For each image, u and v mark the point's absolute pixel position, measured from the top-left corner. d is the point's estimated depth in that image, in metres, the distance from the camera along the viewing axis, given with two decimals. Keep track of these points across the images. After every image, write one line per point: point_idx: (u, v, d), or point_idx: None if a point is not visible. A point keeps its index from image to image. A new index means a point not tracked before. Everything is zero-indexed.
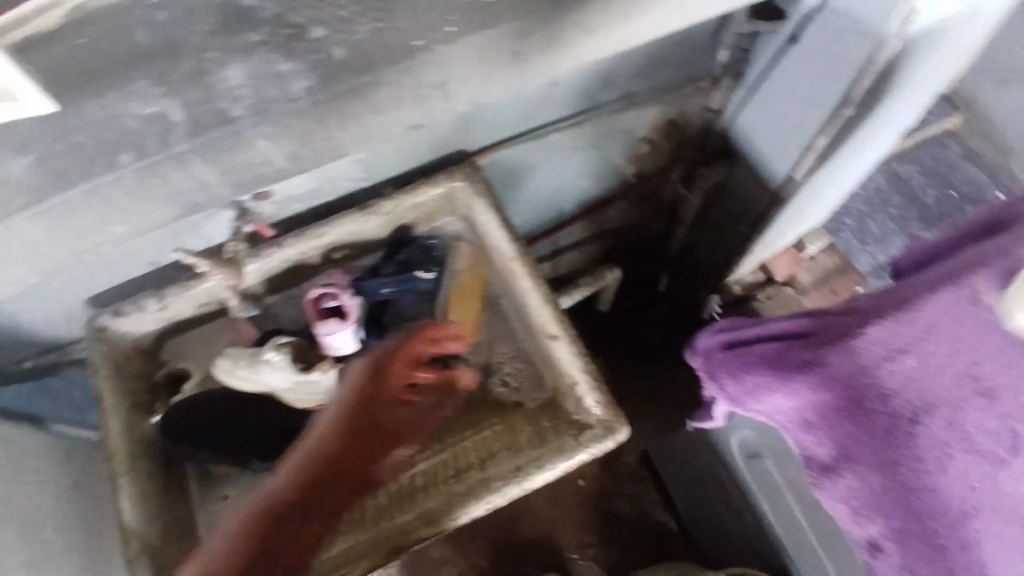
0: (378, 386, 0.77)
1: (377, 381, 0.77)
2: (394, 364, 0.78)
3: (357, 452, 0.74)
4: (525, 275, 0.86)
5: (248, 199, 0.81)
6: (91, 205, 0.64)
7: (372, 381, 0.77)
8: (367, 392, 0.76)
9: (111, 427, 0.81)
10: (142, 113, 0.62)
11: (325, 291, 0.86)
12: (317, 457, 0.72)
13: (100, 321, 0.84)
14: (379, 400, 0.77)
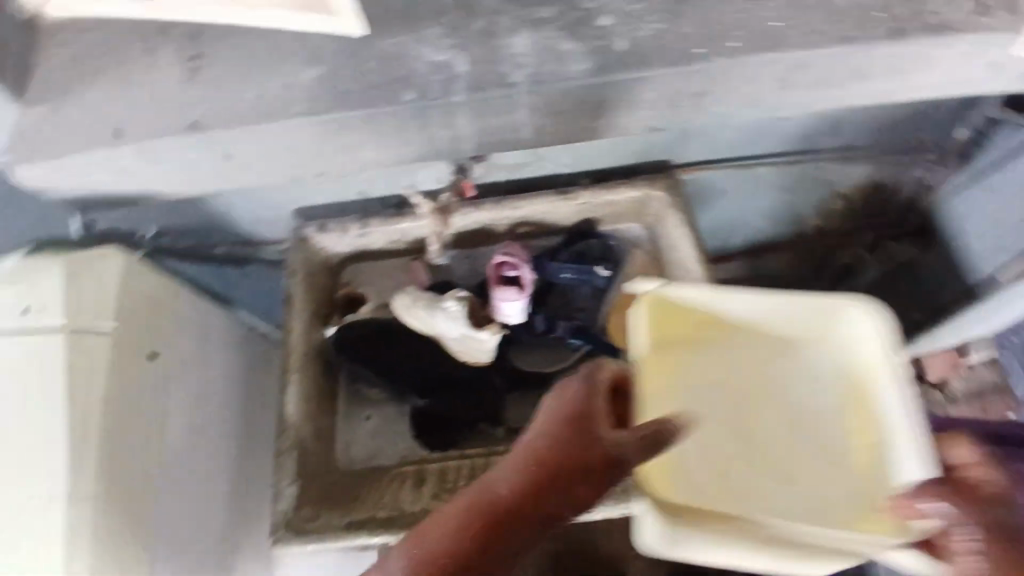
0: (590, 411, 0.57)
1: (593, 404, 0.58)
2: (602, 392, 0.59)
3: (573, 483, 0.55)
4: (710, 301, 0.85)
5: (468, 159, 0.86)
6: (354, 128, 0.68)
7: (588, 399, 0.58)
8: (583, 414, 0.57)
9: (294, 327, 0.87)
10: (430, 58, 0.66)
11: (509, 259, 0.89)
12: (521, 477, 0.55)
13: (306, 233, 0.92)
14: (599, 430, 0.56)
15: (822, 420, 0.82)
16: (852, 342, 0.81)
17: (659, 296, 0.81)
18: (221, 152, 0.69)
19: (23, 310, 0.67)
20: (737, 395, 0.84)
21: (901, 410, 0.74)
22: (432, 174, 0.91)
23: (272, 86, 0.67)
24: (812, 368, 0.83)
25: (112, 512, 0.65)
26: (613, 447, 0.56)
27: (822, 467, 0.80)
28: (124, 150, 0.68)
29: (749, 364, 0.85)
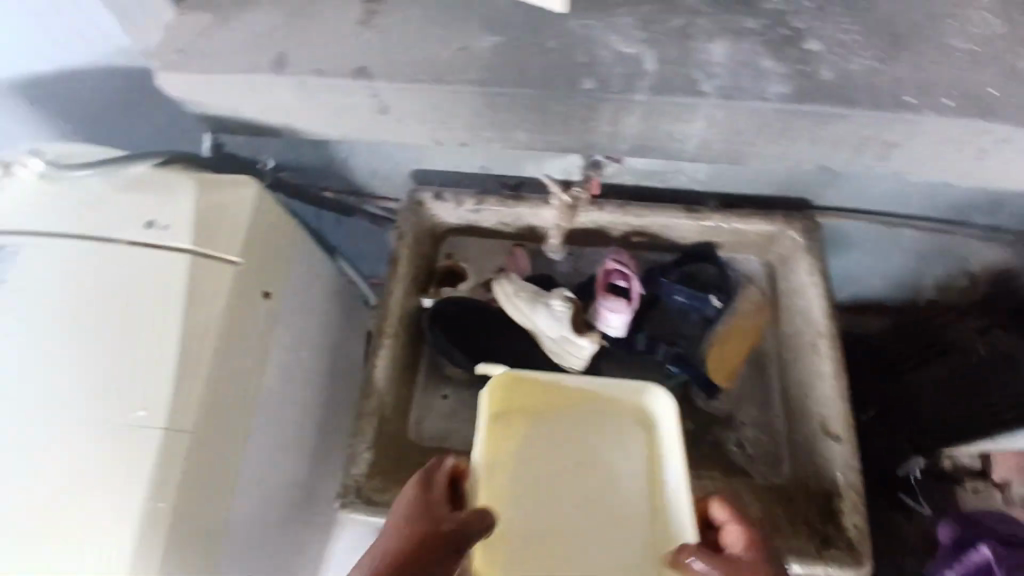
0: (431, 506, 0.58)
1: (432, 495, 0.59)
2: (439, 486, 0.60)
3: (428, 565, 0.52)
4: (831, 363, 0.80)
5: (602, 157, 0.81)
6: (522, 106, 0.65)
7: (427, 511, 0.57)
8: (424, 505, 0.58)
9: (396, 290, 0.86)
10: (619, 49, 0.63)
11: (622, 269, 0.85)
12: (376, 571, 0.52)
13: (420, 198, 0.89)
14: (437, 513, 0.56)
15: (589, 464, 0.71)
16: (655, 415, 0.72)
17: (506, 374, 0.70)
18: (377, 103, 0.67)
19: (152, 223, 0.64)
20: (543, 469, 0.71)
21: (678, 494, 0.65)
22: (557, 163, 0.86)
23: (448, 47, 0.65)
24: (614, 439, 0.73)
25: (203, 451, 0.59)
26: (447, 525, 0.54)
27: (597, 554, 0.67)
28: (284, 82, 0.66)
29: (575, 446, 0.72)
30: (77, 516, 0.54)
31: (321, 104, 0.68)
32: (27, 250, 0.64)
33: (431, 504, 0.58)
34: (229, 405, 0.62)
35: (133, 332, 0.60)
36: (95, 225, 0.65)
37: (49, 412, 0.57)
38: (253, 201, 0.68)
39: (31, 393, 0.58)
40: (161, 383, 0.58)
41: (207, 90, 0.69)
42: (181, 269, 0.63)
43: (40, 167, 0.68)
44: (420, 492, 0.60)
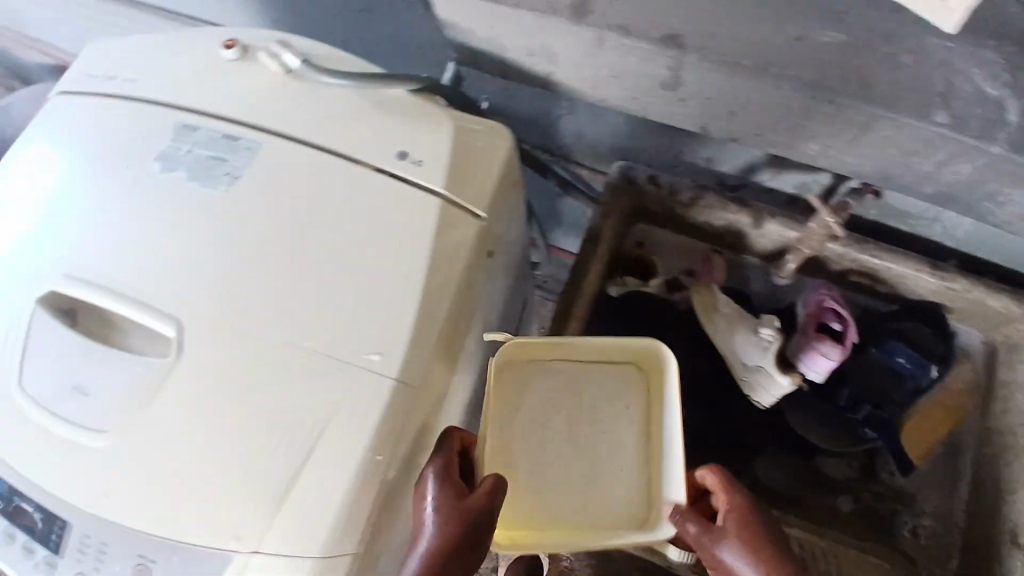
0: (457, 494, 0.57)
1: (450, 483, 0.57)
2: (451, 461, 0.59)
3: (475, 546, 0.57)
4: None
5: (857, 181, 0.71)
6: (843, 121, 0.56)
7: (456, 498, 0.57)
8: (449, 503, 0.56)
9: (591, 272, 0.79)
10: (982, 86, 0.54)
11: (836, 308, 0.76)
12: (425, 549, 0.56)
13: (634, 176, 0.80)
14: (457, 499, 0.56)
15: (588, 416, 0.67)
16: (663, 378, 0.67)
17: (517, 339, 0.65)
18: (670, 76, 0.58)
19: (406, 156, 0.59)
20: (545, 416, 0.67)
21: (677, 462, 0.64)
22: (797, 178, 0.77)
23: (781, 33, 0.55)
24: (615, 395, 0.68)
25: (420, 409, 0.56)
26: (473, 511, 0.56)
27: (590, 497, 0.65)
28: (577, 31, 0.56)
29: (576, 397, 0.68)
30: (307, 452, 0.52)
31: (602, 64, 0.60)
32: (265, 151, 0.58)
33: (445, 481, 0.57)
34: (446, 367, 0.59)
35: (373, 270, 0.56)
36: (342, 141, 0.59)
37: (282, 335, 0.54)
38: (506, 154, 0.63)
39: (265, 312, 0.54)
40: (397, 331, 0.55)
41: (480, 17, 0.59)
42: (430, 213, 0.58)
43: (295, 64, 0.61)
44: (430, 475, 0.58)
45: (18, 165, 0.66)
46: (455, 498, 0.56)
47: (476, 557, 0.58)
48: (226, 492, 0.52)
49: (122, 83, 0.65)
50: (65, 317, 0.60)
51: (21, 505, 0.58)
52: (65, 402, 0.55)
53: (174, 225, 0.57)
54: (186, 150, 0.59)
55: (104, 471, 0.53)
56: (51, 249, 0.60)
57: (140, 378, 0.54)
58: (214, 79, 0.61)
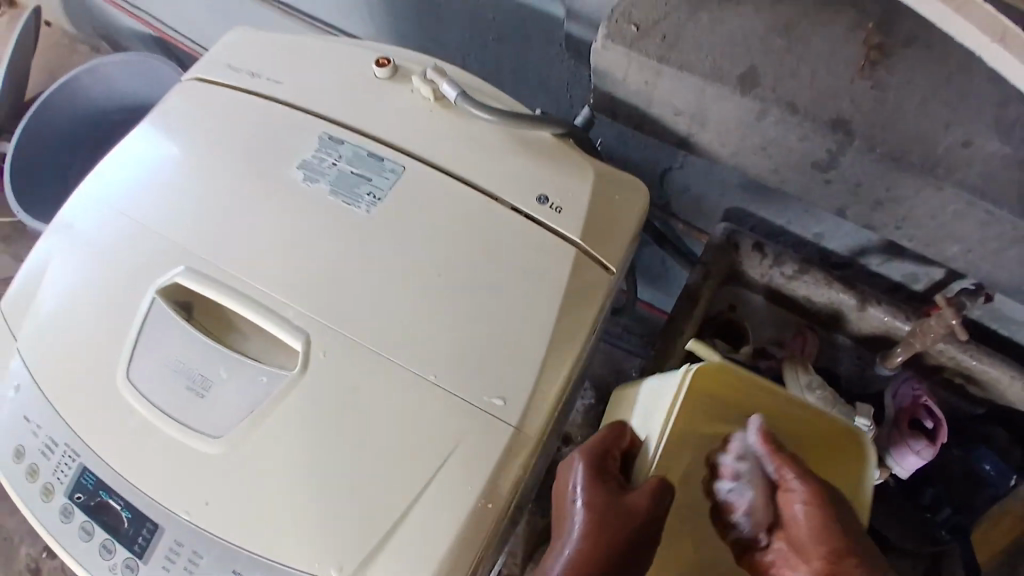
0: (617, 496, 0.53)
1: (606, 479, 0.54)
2: (610, 462, 0.56)
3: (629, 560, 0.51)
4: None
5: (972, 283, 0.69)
6: (996, 231, 0.55)
7: (612, 494, 0.53)
8: (607, 500, 0.53)
9: (688, 331, 0.77)
10: None
11: (934, 407, 0.74)
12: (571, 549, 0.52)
13: (740, 241, 0.78)
14: (616, 497, 0.52)
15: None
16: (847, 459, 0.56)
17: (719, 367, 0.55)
18: (825, 158, 0.57)
19: (545, 199, 0.59)
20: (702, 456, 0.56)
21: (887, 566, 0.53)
22: (907, 269, 0.76)
23: (948, 135, 0.55)
24: None
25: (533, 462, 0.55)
26: (639, 507, 0.51)
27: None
28: (742, 102, 0.57)
29: None
30: (419, 490, 0.50)
31: (754, 135, 0.59)
32: (410, 178, 0.59)
33: (603, 479, 0.54)
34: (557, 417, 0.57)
35: (506, 307, 0.55)
36: (485, 175, 0.59)
37: (408, 362, 0.53)
38: (642, 212, 0.62)
39: (396, 339, 0.54)
40: (521, 379, 0.53)
41: (641, 73, 0.60)
42: (564, 258, 0.57)
43: (450, 95, 0.61)
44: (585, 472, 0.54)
45: (142, 148, 0.65)
46: (615, 499, 0.52)
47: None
48: (331, 519, 0.50)
49: (268, 84, 0.65)
50: (183, 310, 0.59)
51: (106, 502, 0.56)
52: (179, 399, 0.55)
53: (313, 237, 0.57)
54: (330, 162, 0.60)
55: (211, 480, 0.52)
56: (176, 240, 0.59)
57: (261, 391, 0.53)
58: (366, 95, 0.63)
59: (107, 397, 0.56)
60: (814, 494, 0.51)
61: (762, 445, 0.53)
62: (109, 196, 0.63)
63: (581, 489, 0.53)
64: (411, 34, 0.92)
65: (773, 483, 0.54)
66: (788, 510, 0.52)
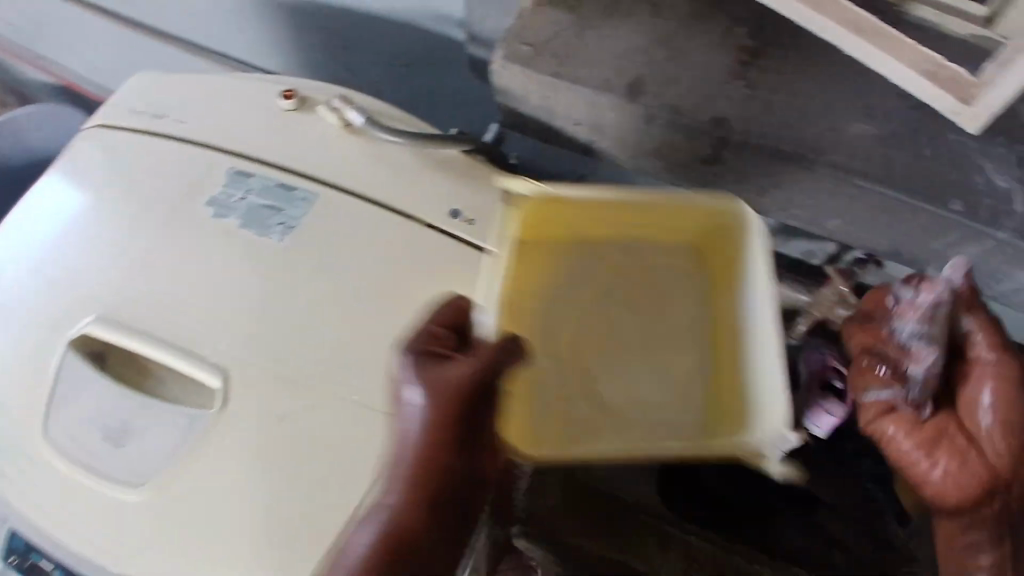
0: (444, 370, 0.48)
1: (431, 357, 0.49)
2: (438, 332, 0.50)
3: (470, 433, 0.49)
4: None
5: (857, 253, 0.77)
6: (866, 207, 0.61)
7: (435, 372, 0.48)
8: (434, 377, 0.48)
9: None
10: (989, 180, 0.60)
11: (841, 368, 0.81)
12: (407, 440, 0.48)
13: None
14: (442, 371, 0.48)
15: (644, 293, 0.66)
16: (736, 231, 0.62)
17: (545, 199, 0.63)
18: (711, 154, 0.62)
19: (458, 214, 0.61)
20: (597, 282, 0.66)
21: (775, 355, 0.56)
22: (805, 246, 0.83)
23: (816, 123, 0.60)
24: (673, 274, 0.66)
25: None
26: (467, 372, 0.48)
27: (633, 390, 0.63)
28: (631, 109, 0.61)
29: (628, 274, 0.66)
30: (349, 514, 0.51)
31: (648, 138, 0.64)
32: (321, 206, 0.60)
33: (427, 356, 0.48)
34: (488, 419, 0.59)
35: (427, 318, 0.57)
36: (398, 195, 0.61)
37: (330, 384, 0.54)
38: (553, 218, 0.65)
39: (345, 357, 0.55)
40: None
41: (538, 88, 0.63)
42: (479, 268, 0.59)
43: (357, 122, 0.62)
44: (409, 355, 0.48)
45: (44, 199, 0.64)
46: (442, 370, 0.48)
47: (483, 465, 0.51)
48: (263, 551, 0.50)
49: (172, 124, 0.65)
50: (95, 360, 0.58)
51: (39, 562, 0.55)
52: (96, 449, 0.53)
53: (228, 272, 0.58)
54: (239, 197, 0.60)
55: (140, 527, 0.51)
56: (86, 290, 0.58)
57: (184, 432, 0.53)
58: (273, 130, 0.64)
59: (22, 458, 0.54)
60: (1001, 386, 0.62)
61: (961, 286, 0.59)
62: (11, 251, 0.62)
63: (414, 381, 0.48)
64: (323, 65, 0.93)
65: (963, 350, 0.64)
66: (970, 394, 0.64)
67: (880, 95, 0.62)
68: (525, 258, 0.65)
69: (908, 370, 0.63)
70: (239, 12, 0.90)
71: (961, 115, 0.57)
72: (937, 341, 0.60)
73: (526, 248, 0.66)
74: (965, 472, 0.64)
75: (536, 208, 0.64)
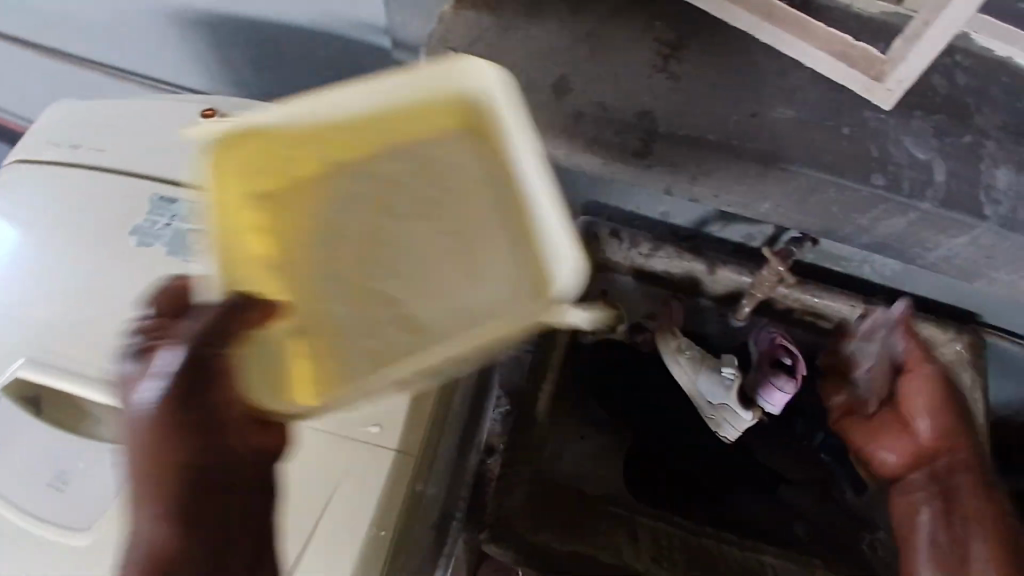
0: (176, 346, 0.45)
1: (164, 337, 0.46)
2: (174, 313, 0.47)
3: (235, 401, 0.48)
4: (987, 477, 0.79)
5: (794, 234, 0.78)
6: (796, 187, 0.62)
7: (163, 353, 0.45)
8: (173, 353, 0.45)
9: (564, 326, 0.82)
10: (911, 151, 0.61)
11: (788, 345, 0.83)
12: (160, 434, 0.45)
13: (597, 231, 0.85)
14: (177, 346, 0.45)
15: (435, 202, 0.56)
16: (481, 103, 0.51)
17: (238, 134, 0.48)
18: (641, 147, 0.63)
19: None
20: (374, 209, 0.55)
21: (560, 217, 0.51)
22: (744, 229, 0.85)
23: (738, 110, 0.62)
24: (450, 167, 0.54)
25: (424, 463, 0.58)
26: (193, 341, 0.45)
27: (461, 305, 0.54)
28: (558, 108, 0.62)
29: (400, 186, 0.55)
30: (314, 520, 0.58)
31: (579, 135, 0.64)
32: None
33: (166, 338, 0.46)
34: (446, 412, 0.65)
35: None
36: None
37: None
38: None
39: None
40: (398, 407, 0.60)
41: None
42: None
43: None
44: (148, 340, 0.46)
45: None
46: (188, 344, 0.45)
47: (250, 442, 0.50)
48: None
49: (89, 153, 0.63)
50: (31, 407, 0.56)
51: None
52: (39, 495, 0.53)
53: None
54: (164, 223, 0.59)
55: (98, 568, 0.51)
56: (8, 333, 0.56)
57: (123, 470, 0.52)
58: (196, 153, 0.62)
59: None
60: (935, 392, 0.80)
61: (900, 320, 0.80)
62: None
63: (160, 357, 0.45)
64: (258, 81, 0.92)
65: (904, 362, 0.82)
66: (909, 385, 0.82)
67: (801, 76, 0.63)
68: (237, 225, 0.51)
69: (853, 373, 0.88)
70: (160, 33, 0.87)
71: (872, 92, 0.60)
72: (880, 358, 0.85)
73: (246, 210, 0.51)
74: (906, 452, 0.84)
75: (235, 150, 0.49)
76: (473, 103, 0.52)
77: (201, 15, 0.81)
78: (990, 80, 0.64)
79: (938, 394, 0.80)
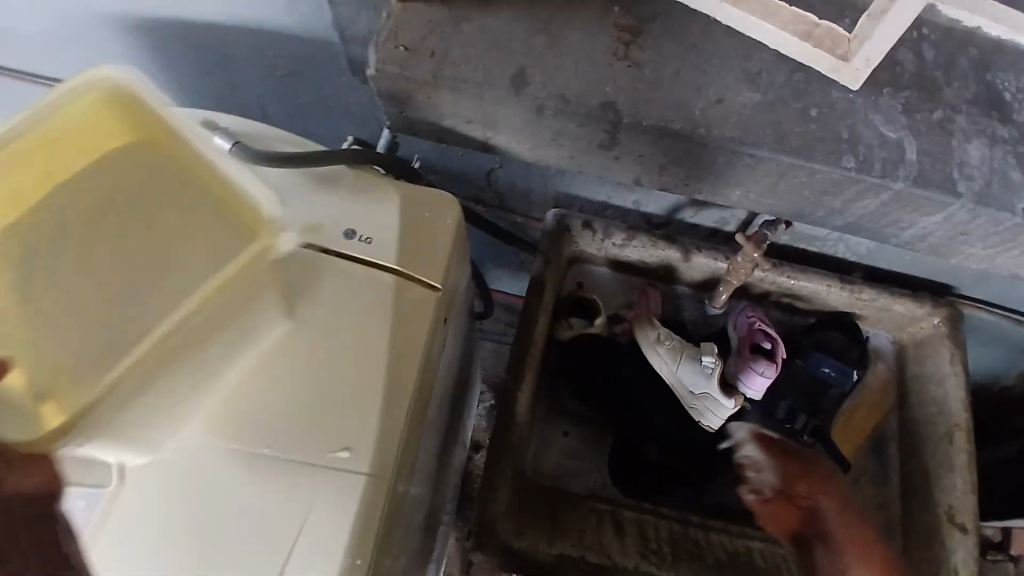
0: None
1: None
2: None
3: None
4: (967, 450, 0.80)
5: (765, 219, 0.78)
6: (765, 172, 0.61)
7: None
8: None
9: (540, 326, 0.80)
10: (881, 130, 0.59)
11: (767, 330, 0.83)
12: None
13: (570, 224, 0.83)
14: None
15: (133, 231, 0.47)
16: (124, 102, 0.47)
17: None
18: (606, 138, 0.61)
19: (352, 234, 0.58)
20: (58, 252, 0.45)
21: (240, 166, 0.53)
22: (717, 214, 0.83)
23: (703, 96, 0.59)
24: (144, 189, 0.48)
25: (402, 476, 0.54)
26: None
27: (139, 308, 0.46)
28: (518, 103, 0.59)
29: (80, 227, 0.46)
30: (283, 559, 0.48)
31: (541, 130, 0.62)
32: None
33: None
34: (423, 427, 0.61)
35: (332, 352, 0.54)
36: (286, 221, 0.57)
37: (231, 442, 0.50)
38: (457, 220, 0.61)
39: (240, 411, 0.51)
40: (366, 425, 0.52)
41: (419, 91, 0.60)
42: (384, 291, 0.56)
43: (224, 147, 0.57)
44: None
45: None
46: None
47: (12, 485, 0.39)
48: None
49: None
50: None
51: None
52: None
53: None
54: None
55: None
56: None
57: None
58: None
59: None
60: (832, 494, 0.74)
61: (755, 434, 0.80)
62: None
63: None
64: (203, 86, 0.87)
65: (774, 449, 0.78)
66: (796, 463, 0.76)
67: (767, 57, 0.61)
68: None
69: (741, 458, 0.79)
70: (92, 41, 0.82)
71: (840, 73, 0.57)
72: (763, 458, 0.78)
73: None
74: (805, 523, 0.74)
75: None
76: (126, 106, 0.47)
77: (137, 20, 0.76)
78: (958, 52, 0.63)
79: (822, 475, 0.75)
